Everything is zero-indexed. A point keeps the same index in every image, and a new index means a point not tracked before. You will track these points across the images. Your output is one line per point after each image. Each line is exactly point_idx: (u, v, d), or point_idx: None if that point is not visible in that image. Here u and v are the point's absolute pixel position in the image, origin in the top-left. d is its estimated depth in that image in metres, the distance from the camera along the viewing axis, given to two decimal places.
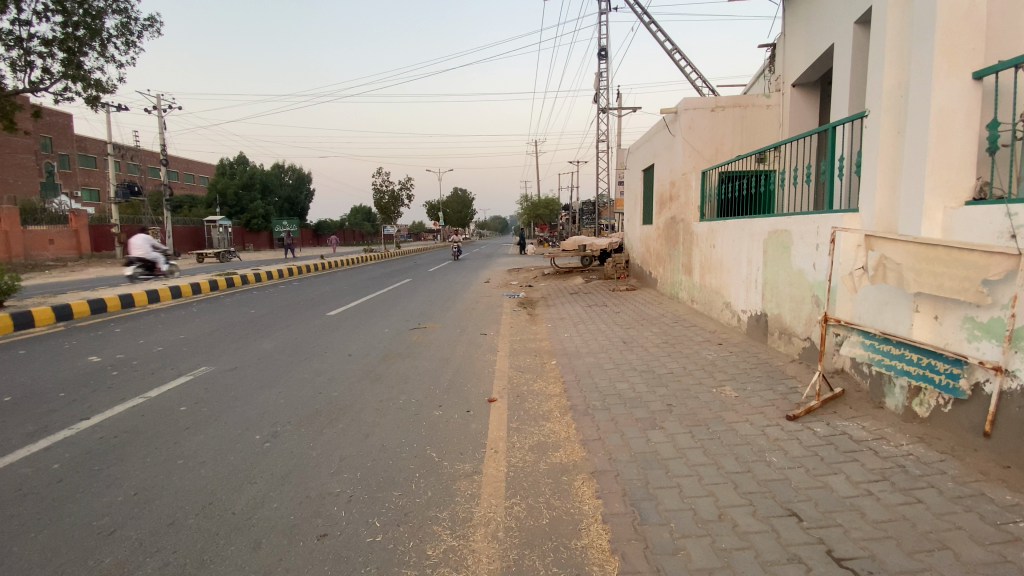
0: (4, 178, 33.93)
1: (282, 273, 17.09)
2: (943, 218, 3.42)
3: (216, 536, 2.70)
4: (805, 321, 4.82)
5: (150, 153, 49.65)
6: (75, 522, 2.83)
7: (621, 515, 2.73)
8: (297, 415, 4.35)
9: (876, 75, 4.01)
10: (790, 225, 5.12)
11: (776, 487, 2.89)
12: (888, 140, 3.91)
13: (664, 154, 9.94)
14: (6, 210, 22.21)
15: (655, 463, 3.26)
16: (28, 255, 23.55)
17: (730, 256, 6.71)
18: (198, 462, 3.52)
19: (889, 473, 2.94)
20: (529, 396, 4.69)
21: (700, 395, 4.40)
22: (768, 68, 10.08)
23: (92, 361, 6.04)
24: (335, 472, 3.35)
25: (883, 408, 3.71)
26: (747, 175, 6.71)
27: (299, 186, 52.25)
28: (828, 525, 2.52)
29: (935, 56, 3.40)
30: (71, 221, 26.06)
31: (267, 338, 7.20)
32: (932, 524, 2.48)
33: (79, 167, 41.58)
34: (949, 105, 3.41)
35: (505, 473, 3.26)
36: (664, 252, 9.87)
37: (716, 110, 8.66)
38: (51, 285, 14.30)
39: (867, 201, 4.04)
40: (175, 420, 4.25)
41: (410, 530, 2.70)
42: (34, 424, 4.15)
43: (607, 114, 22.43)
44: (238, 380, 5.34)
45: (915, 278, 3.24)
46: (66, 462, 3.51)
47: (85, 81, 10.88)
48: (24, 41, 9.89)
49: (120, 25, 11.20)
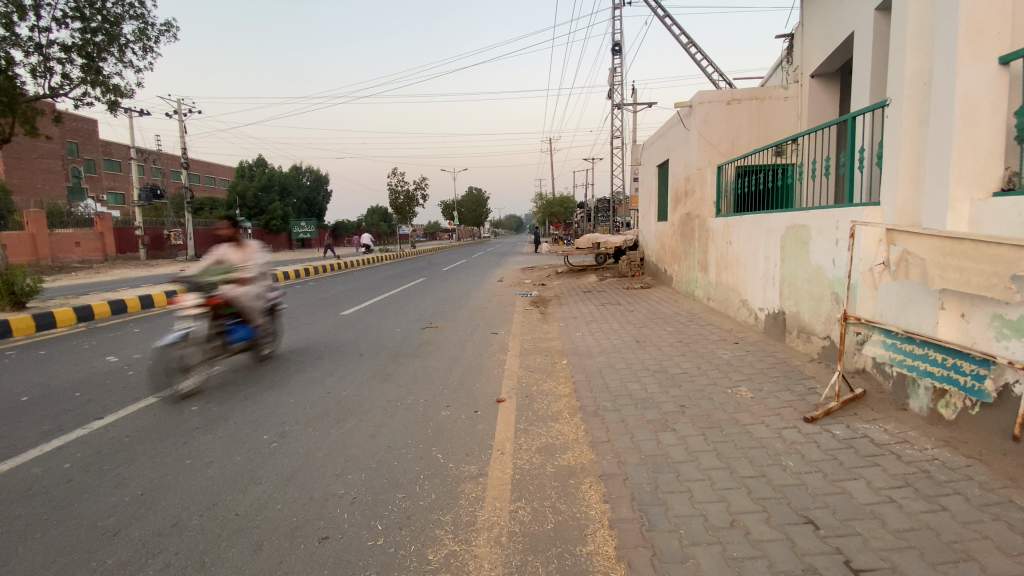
0: (32, 182, 34.99)
1: (299, 272, 17.27)
2: (970, 211, 3.26)
3: (218, 538, 2.68)
4: (825, 319, 4.66)
5: (172, 158, 50.78)
6: (81, 522, 2.84)
7: (629, 520, 2.64)
8: (305, 415, 4.34)
9: (897, 63, 3.84)
10: (808, 220, 4.96)
11: (791, 493, 2.77)
12: (911, 129, 3.74)
13: (679, 150, 9.77)
14: (34, 213, 22.63)
15: (665, 467, 3.16)
16: (55, 258, 24.10)
17: (746, 253, 6.54)
18: (205, 462, 3.52)
19: (912, 479, 2.80)
20: (538, 396, 4.62)
21: (714, 396, 4.28)
22: (786, 59, 9.83)
23: (110, 361, 6.13)
24: (340, 473, 3.32)
25: (907, 410, 3.55)
26: (765, 168, 6.54)
27: (317, 188, 53.03)
28: (846, 534, 2.40)
29: (959, 40, 3.23)
30: (97, 224, 26.70)
31: (280, 338, 7.23)
32: (958, 534, 2.35)
33: (104, 171, 42.63)
34: (975, 93, 3.23)
35: (511, 475, 3.20)
36: (679, 249, 9.70)
37: (731, 104, 8.50)
38: (75, 286, 14.66)
39: (889, 194, 3.87)
40: (186, 420, 4.27)
41: (412, 533, 2.64)
42: (49, 424, 4.20)
43: (623, 110, 22.23)
44: (249, 380, 5.35)
45: (939, 274, 3.08)
46: (76, 462, 3.53)
47: (104, 86, 11.07)
48: (44, 47, 10.08)
49: (138, 31, 11.38)
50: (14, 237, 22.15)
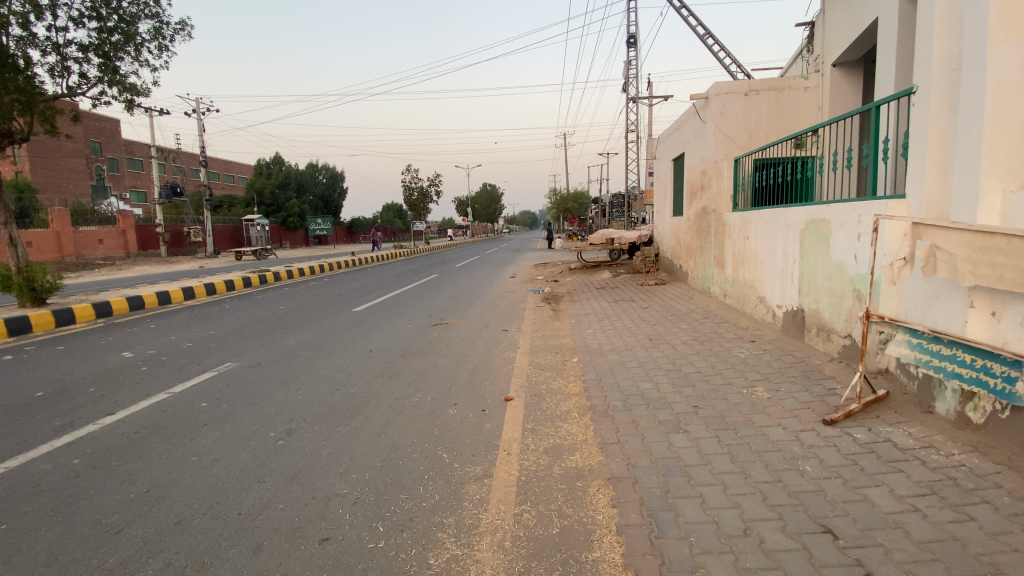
0: (59, 182, 35.96)
1: (314, 268, 17.41)
2: (1002, 203, 3.08)
3: (219, 537, 2.64)
4: (846, 318, 4.49)
5: (191, 156, 51.58)
6: (85, 520, 2.81)
7: (637, 526, 2.54)
8: (312, 412, 4.31)
9: (924, 47, 3.63)
10: (828, 214, 4.78)
11: (808, 500, 2.65)
12: (939, 118, 3.53)
13: (695, 143, 9.54)
14: (58, 211, 23.29)
15: (676, 470, 3.05)
16: (79, 255, 24.68)
17: (764, 248, 6.35)
18: (211, 459, 3.50)
19: (938, 487, 2.65)
20: (548, 395, 4.53)
21: (729, 397, 4.15)
22: (806, 48, 9.56)
23: (125, 357, 6.19)
24: (344, 472, 3.27)
25: (932, 413, 3.38)
26: (784, 161, 6.33)
27: (333, 185, 53.72)
28: (866, 545, 2.27)
29: (991, 23, 3.04)
30: (119, 221, 27.11)
31: (291, 335, 7.24)
32: (986, 546, 2.20)
33: (126, 170, 43.46)
34: (1008, 78, 3.03)
35: (517, 477, 3.12)
36: (695, 245, 9.51)
37: (749, 95, 8.27)
38: (97, 283, 14.93)
39: (915, 186, 3.68)
40: (195, 417, 4.26)
41: (413, 536, 2.58)
42: (61, 420, 4.23)
43: (638, 104, 22.00)
44: (259, 377, 5.34)
45: (970, 270, 2.91)
46: (85, 458, 3.54)
47: (121, 85, 11.21)
48: (61, 47, 10.23)
49: (153, 29, 11.48)
50: (40, 234, 22.78)
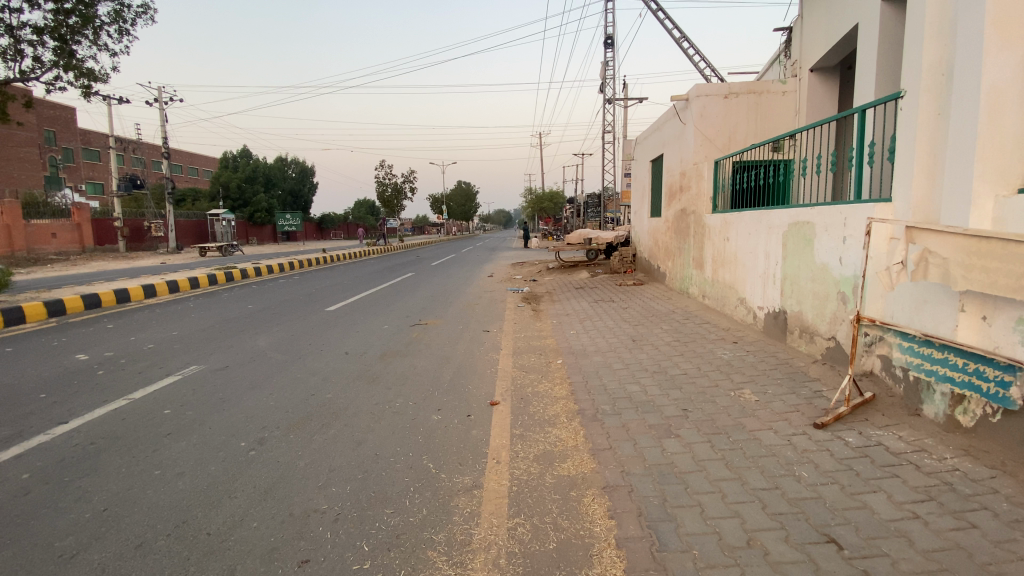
0: (8, 172, 34.06)
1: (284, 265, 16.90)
2: (994, 209, 3.10)
3: (186, 562, 2.42)
4: (830, 320, 4.51)
5: (153, 147, 49.65)
6: (34, 542, 2.56)
7: (636, 539, 2.45)
8: (287, 419, 4.09)
9: (914, 52, 3.65)
10: (812, 217, 4.79)
11: (809, 507, 2.60)
12: (928, 123, 3.55)
13: (675, 145, 9.56)
14: (10, 203, 22.11)
15: (672, 478, 2.97)
16: (31, 249, 23.45)
17: (745, 250, 6.37)
18: (175, 473, 3.26)
19: (935, 492, 2.64)
20: (534, 399, 4.41)
21: (717, 399, 4.10)
22: (784, 53, 9.68)
23: (80, 360, 5.79)
24: (323, 485, 3.08)
25: (920, 415, 3.39)
26: (763, 164, 6.37)
27: (304, 180, 52.38)
28: (872, 555, 2.22)
29: (986, 29, 3.05)
30: (74, 214, 25.80)
31: (261, 335, 6.94)
32: (991, 555, 2.18)
33: (83, 160, 41.50)
34: (1003, 84, 3.05)
35: (508, 488, 2.99)
36: (673, 246, 9.55)
37: (729, 98, 8.33)
38: (52, 279, 14.16)
39: (902, 191, 3.70)
40: (157, 425, 3.99)
41: (401, 555, 2.42)
42: (8, 429, 3.89)
43: (614, 104, 22.25)
44: (227, 381, 5.06)
45: (964, 274, 2.91)
46: (36, 472, 3.25)
47: (77, 71, 10.61)
48: (15, 29, 9.62)
49: (113, 12, 10.89)
50: None
